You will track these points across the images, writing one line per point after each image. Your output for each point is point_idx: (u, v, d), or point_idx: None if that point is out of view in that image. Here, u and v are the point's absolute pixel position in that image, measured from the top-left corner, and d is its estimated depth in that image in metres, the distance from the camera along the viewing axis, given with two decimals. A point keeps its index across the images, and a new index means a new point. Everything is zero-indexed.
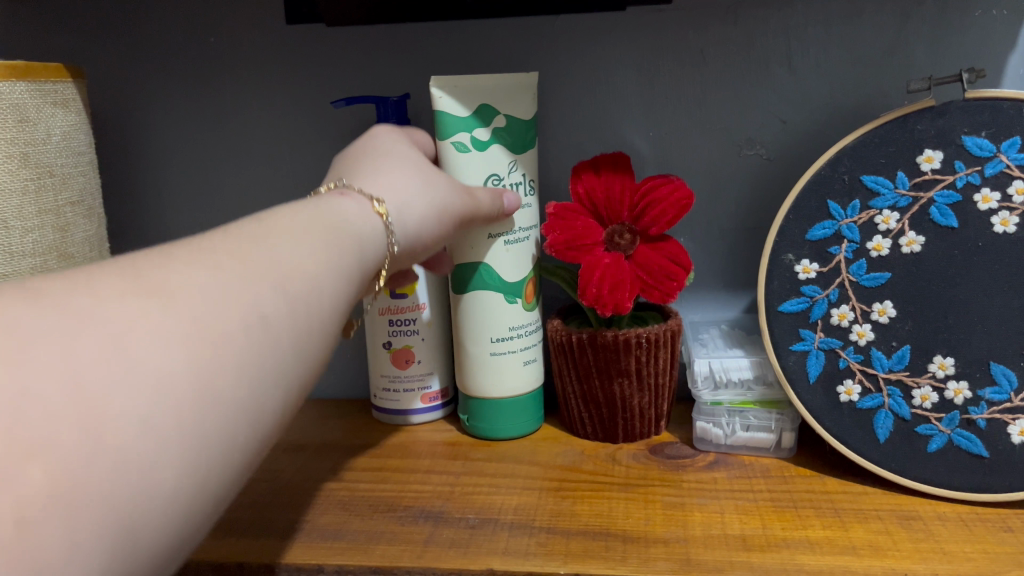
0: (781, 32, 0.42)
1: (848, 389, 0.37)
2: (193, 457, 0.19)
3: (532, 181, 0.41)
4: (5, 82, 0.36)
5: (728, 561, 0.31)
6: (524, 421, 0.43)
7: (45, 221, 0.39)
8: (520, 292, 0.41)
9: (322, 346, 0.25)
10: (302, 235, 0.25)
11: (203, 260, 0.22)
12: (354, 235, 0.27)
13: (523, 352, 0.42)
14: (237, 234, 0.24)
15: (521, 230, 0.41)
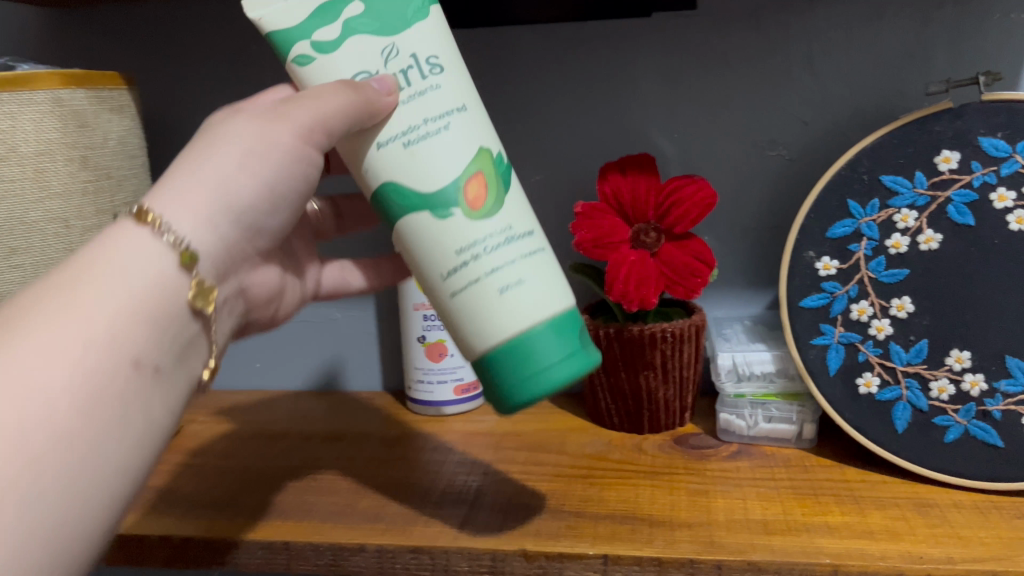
0: (802, 37, 0.44)
1: (867, 381, 0.39)
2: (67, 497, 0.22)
3: (434, 57, 0.28)
4: (65, 89, 0.39)
5: (749, 544, 0.33)
6: (541, 373, 0.27)
7: (102, 220, 0.41)
8: (452, 198, 0.28)
9: (151, 402, 0.24)
10: (91, 297, 0.23)
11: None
12: (144, 284, 0.24)
13: (492, 276, 0.28)
14: (15, 313, 0.23)
15: (424, 122, 0.28)
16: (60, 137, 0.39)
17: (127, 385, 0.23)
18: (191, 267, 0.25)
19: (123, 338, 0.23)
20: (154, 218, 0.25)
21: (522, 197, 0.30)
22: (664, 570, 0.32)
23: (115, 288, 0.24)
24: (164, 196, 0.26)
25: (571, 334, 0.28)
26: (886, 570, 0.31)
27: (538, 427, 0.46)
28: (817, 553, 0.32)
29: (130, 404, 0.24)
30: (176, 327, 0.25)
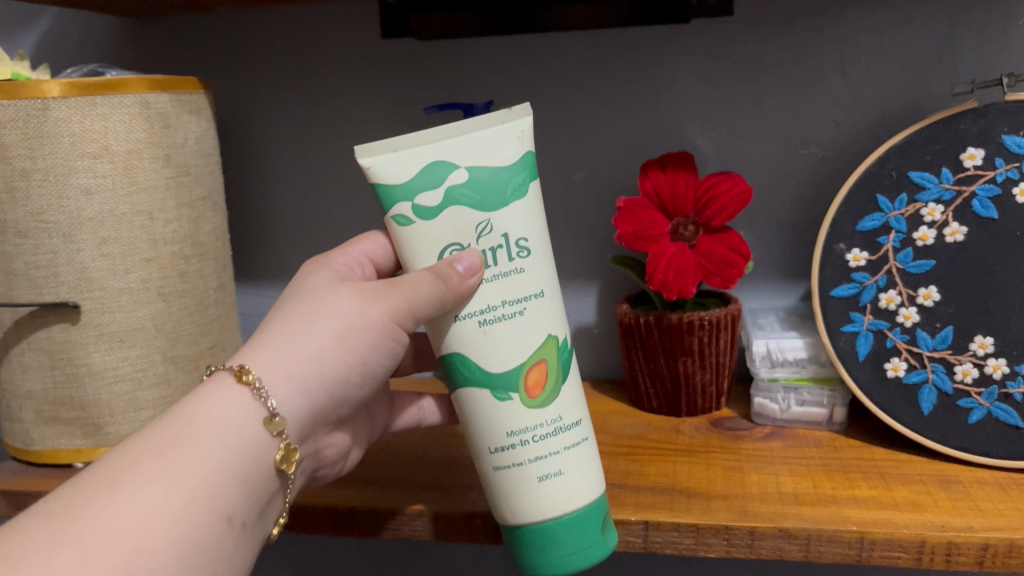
0: (835, 41, 0.46)
1: (894, 365, 0.41)
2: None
3: (523, 241, 0.32)
4: (151, 93, 0.42)
5: (781, 513, 0.35)
6: (562, 556, 0.32)
7: (182, 213, 0.44)
8: (512, 384, 0.32)
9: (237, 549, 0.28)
10: (193, 455, 0.27)
11: (89, 511, 0.25)
12: (239, 449, 0.28)
13: (533, 464, 0.32)
14: (121, 465, 0.26)
15: (503, 304, 0.32)
16: (146, 137, 0.42)
17: (224, 534, 0.27)
18: (277, 433, 0.30)
19: (222, 493, 0.27)
20: (252, 379, 0.29)
21: (577, 385, 0.34)
22: (701, 535, 0.35)
23: (217, 453, 0.28)
24: (262, 361, 0.30)
25: (596, 526, 0.33)
26: (910, 537, 0.33)
27: None
28: (845, 521, 0.34)
29: (225, 551, 0.27)
30: (260, 483, 0.29)
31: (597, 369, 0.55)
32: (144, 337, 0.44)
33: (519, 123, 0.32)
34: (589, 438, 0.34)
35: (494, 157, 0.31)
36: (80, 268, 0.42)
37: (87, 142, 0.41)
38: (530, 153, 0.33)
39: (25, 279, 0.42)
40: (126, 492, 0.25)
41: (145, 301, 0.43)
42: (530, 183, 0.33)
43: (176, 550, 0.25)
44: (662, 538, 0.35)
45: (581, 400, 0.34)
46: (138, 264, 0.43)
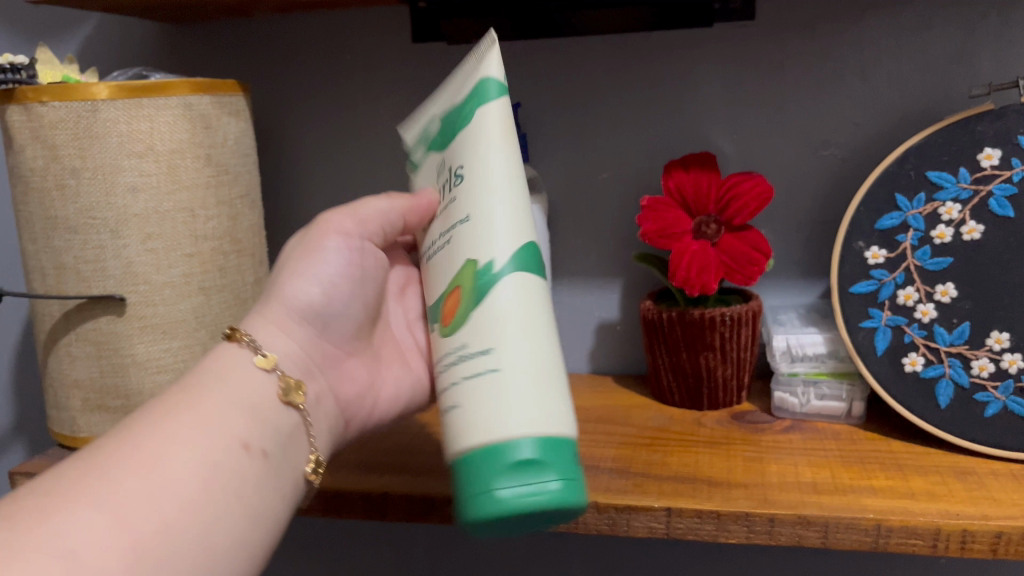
0: (854, 46, 0.47)
1: (912, 360, 0.42)
2: (212, 509, 0.28)
3: (459, 167, 0.34)
4: (194, 95, 0.44)
5: (800, 501, 0.36)
6: (469, 496, 0.28)
7: (222, 211, 0.46)
8: (438, 313, 0.34)
9: (267, 475, 0.31)
10: (202, 396, 0.31)
11: (117, 443, 0.28)
12: (245, 386, 0.32)
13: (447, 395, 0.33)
14: (144, 413, 0.30)
15: (443, 235, 0.35)
16: (189, 137, 0.44)
17: (250, 461, 0.30)
18: (273, 369, 0.34)
19: (232, 421, 0.31)
20: (241, 335, 0.34)
21: (494, 307, 0.30)
22: (722, 522, 0.36)
23: (222, 389, 0.32)
24: (256, 318, 0.35)
25: (500, 462, 0.28)
26: (925, 525, 0.34)
27: (606, 404, 0.50)
28: (862, 509, 0.35)
29: (252, 480, 0.30)
30: (274, 415, 0.33)
31: (620, 364, 0.56)
32: (185, 329, 0.46)
33: (485, 52, 0.34)
34: (500, 367, 0.29)
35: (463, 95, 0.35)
36: (126, 263, 0.44)
37: (133, 142, 0.43)
38: (493, 79, 0.33)
39: (74, 272, 0.44)
40: (147, 426, 0.29)
41: (186, 295, 0.45)
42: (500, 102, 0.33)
43: (198, 474, 0.28)
44: (684, 524, 0.36)
45: (505, 320, 0.30)
46: (180, 259, 0.45)
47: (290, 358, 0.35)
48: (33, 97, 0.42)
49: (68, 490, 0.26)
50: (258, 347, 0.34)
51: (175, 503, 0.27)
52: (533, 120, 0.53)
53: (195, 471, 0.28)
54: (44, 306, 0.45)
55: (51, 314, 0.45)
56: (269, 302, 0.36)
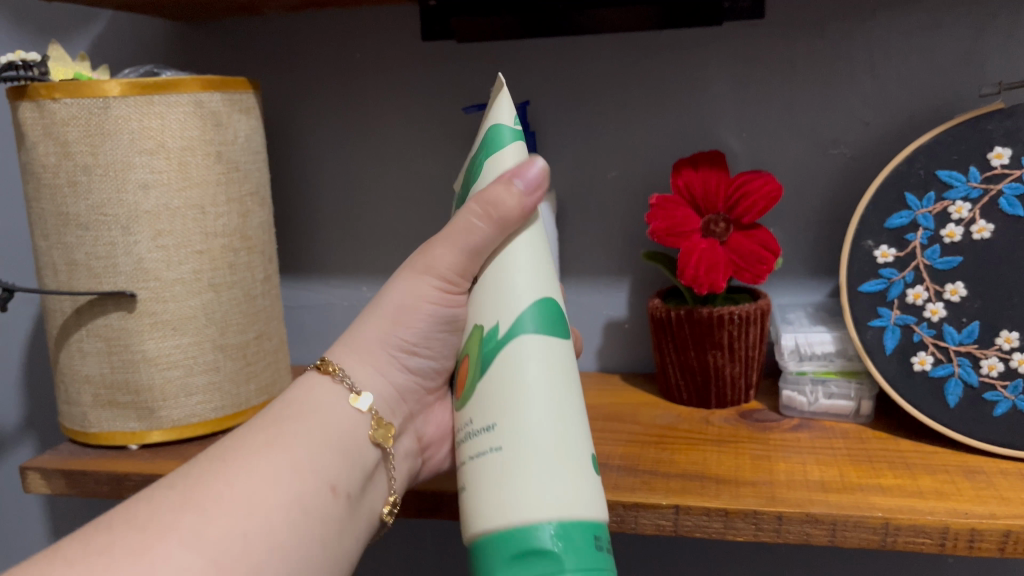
0: (864, 44, 0.47)
1: (921, 359, 0.42)
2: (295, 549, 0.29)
3: None
4: (204, 93, 0.44)
5: (808, 499, 0.37)
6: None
7: (232, 208, 0.46)
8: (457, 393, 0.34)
9: (347, 515, 0.32)
10: (293, 431, 0.31)
11: (210, 480, 0.29)
12: (334, 424, 0.32)
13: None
14: (236, 447, 0.30)
15: None
16: (200, 134, 0.44)
17: (334, 501, 0.31)
18: (367, 410, 0.34)
19: (322, 461, 0.31)
20: (332, 368, 0.34)
21: (501, 380, 0.30)
22: (730, 519, 0.36)
23: (315, 426, 0.32)
24: (345, 353, 0.35)
25: (512, 547, 0.28)
26: (934, 524, 0.34)
27: (613, 401, 0.50)
28: (870, 507, 0.35)
29: (334, 520, 0.31)
30: (360, 454, 0.33)
31: (628, 362, 0.56)
32: (195, 325, 0.46)
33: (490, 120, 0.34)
34: (502, 447, 0.29)
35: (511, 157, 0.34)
36: (137, 259, 0.44)
37: (145, 139, 0.43)
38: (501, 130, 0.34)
39: (85, 269, 0.44)
40: (240, 463, 0.29)
41: (196, 291, 0.46)
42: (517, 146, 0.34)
43: (288, 516, 0.29)
44: (692, 522, 0.37)
45: (506, 395, 0.30)
46: (191, 255, 0.45)
47: (386, 405, 0.35)
48: (45, 94, 0.42)
49: (164, 526, 0.27)
50: (354, 385, 0.34)
51: (263, 544, 0.28)
52: (542, 119, 0.53)
53: (285, 512, 0.29)
54: (55, 302, 0.46)
55: (62, 309, 0.46)
56: (363, 338, 0.35)
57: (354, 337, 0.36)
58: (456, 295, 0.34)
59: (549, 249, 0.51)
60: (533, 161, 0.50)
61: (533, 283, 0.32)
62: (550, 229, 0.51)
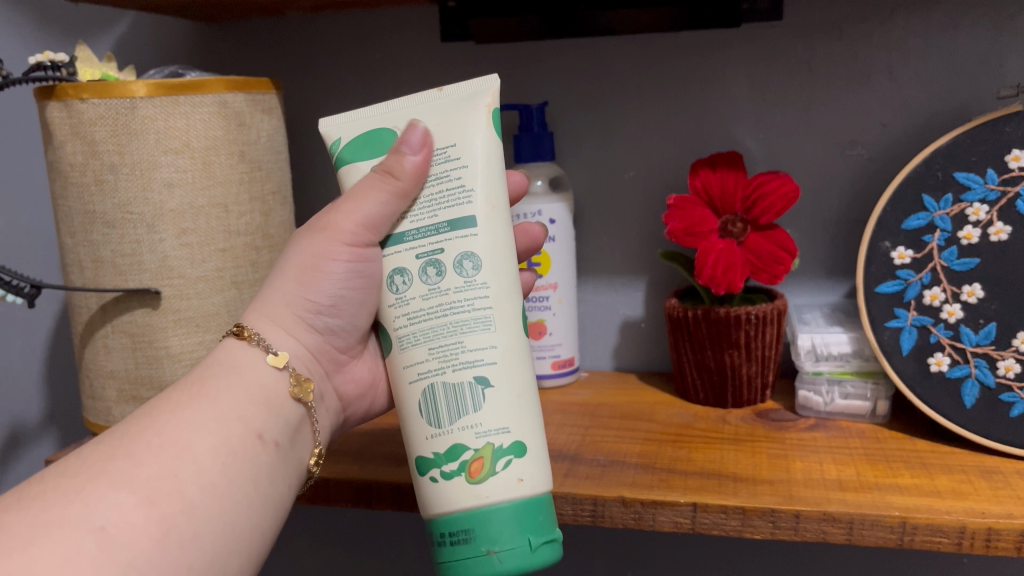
0: (882, 46, 0.47)
1: (938, 360, 0.42)
2: (230, 499, 0.30)
3: (436, 245, 0.34)
4: (228, 94, 0.45)
5: (826, 498, 0.37)
6: None
7: (255, 207, 0.47)
8: None
9: (277, 467, 0.33)
10: (216, 387, 0.32)
11: (139, 430, 0.30)
12: (255, 380, 0.34)
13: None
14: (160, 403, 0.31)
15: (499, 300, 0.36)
16: (224, 134, 0.45)
17: (262, 450, 0.32)
18: (284, 366, 0.35)
19: (246, 411, 0.32)
20: (249, 334, 0.35)
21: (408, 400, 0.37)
22: (748, 517, 0.36)
23: (238, 382, 0.33)
24: (258, 317, 0.35)
25: None
26: (951, 523, 0.34)
27: (632, 402, 0.50)
28: (888, 507, 0.36)
29: (264, 466, 0.32)
30: (286, 410, 0.34)
31: (643, 361, 0.56)
32: (218, 322, 0.46)
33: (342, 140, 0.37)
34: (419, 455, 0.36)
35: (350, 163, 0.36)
36: (162, 257, 0.45)
37: (170, 139, 0.44)
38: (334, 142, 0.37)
39: (112, 266, 0.45)
40: (165, 416, 0.30)
41: (219, 289, 0.46)
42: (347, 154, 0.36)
43: (216, 459, 0.30)
44: (709, 519, 0.37)
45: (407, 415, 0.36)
46: (214, 253, 0.46)
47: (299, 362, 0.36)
48: (74, 93, 0.43)
49: (97, 472, 0.28)
50: (270, 346, 0.35)
51: (197, 487, 0.29)
52: (561, 119, 0.53)
53: (214, 456, 0.30)
54: (81, 299, 0.46)
55: (88, 306, 0.46)
56: (277, 301, 0.35)
57: (266, 300, 0.36)
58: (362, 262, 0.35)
59: (566, 249, 0.51)
60: (552, 162, 0.51)
61: (386, 299, 0.35)
62: (568, 230, 0.51)
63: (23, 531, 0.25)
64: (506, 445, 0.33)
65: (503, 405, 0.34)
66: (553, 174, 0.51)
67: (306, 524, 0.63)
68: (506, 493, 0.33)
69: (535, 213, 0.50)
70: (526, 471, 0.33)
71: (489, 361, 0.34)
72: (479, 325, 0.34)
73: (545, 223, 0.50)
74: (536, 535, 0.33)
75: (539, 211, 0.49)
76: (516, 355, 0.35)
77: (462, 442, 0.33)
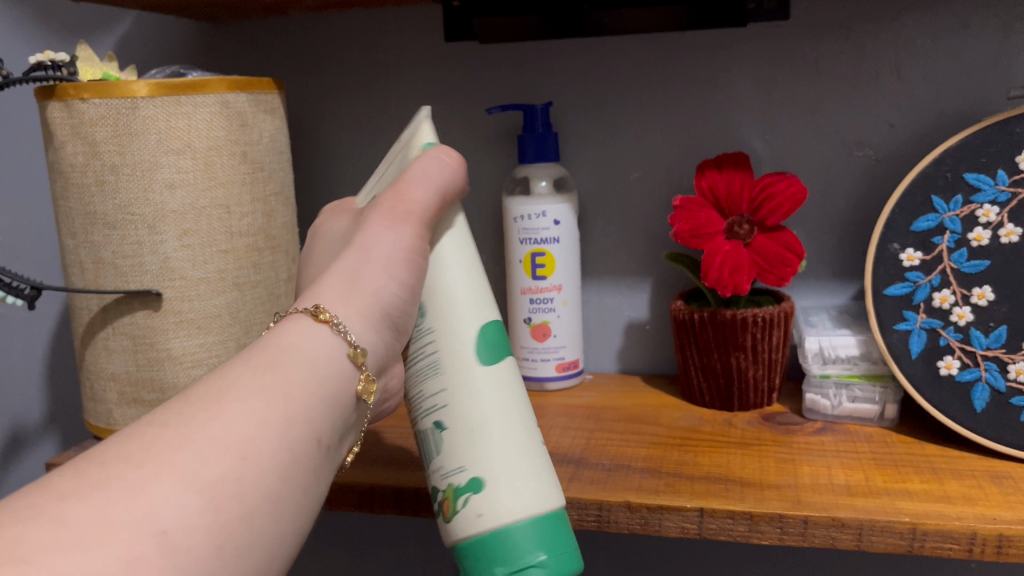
0: (891, 45, 0.47)
1: (948, 363, 0.42)
2: (284, 506, 0.27)
3: None
4: (230, 93, 0.44)
5: (834, 503, 0.36)
6: None
7: (256, 208, 0.47)
8: None
9: (326, 471, 0.29)
10: (291, 377, 0.28)
11: (207, 415, 0.26)
12: (329, 373, 0.30)
13: (542, 452, 0.35)
14: (220, 385, 0.27)
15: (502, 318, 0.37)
16: (226, 134, 0.45)
17: (318, 454, 0.28)
18: (358, 364, 0.31)
19: (315, 412, 0.28)
20: (328, 317, 0.31)
21: None
22: (755, 523, 0.36)
23: (311, 373, 0.29)
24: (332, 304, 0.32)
25: None
26: (961, 530, 0.34)
27: (636, 404, 0.50)
28: (897, 512, 0.35)
29: (318, 474, 0.28)
30: (347, 407, 0.31)
31: (648, 363, 0.56)
32: (219, 324, 0.46)
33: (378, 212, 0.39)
34: None
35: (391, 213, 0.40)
36: (163, 258, 0.44)
37: (171, 139, 0.43)
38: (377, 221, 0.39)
39: (112, 267, 0.45)
40: (232, 404, 0.27)
41: (220, 291, 0.46)
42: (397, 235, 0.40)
43: (281, 463, 0.26)
44: (716, 525, 0.36)
45: None
46: (215, 255, 0.45)
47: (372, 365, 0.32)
48: (74, 93, 0.42)
49: (159, 461, 0.24)
50: (350, 336, 0.31)
51: (257, 493, 0.25)
52: (566, 119, 0.53)
53: (278, 460, 0.26)
54: (82, 301, 0.46)
55: (89, 308, 0.46)
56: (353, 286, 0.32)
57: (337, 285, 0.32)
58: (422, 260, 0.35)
59: (570, 250, 0.51)
60: (555, 162, 0.50)
61: None
62: (572, 232, 0.51)
63: (83, 528, 0.22)
64: (464, 482, 0.33)
65: (457, 445, 0.34)
66: (557, 174, 0.51)
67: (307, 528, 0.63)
68: (467, 529, 0.33)
69: (539, 214, 0.49)
70: (485, 505, 0.32)
71: (442, 405, 0.34)
72: (431, 371, 0.35)
73: (550, 224, 0.49)
74: (501, 568, 0.32)
75: (544, 212, 0.49)
76: (471, 390, 0.34)
77: (438, 484, 0.35)
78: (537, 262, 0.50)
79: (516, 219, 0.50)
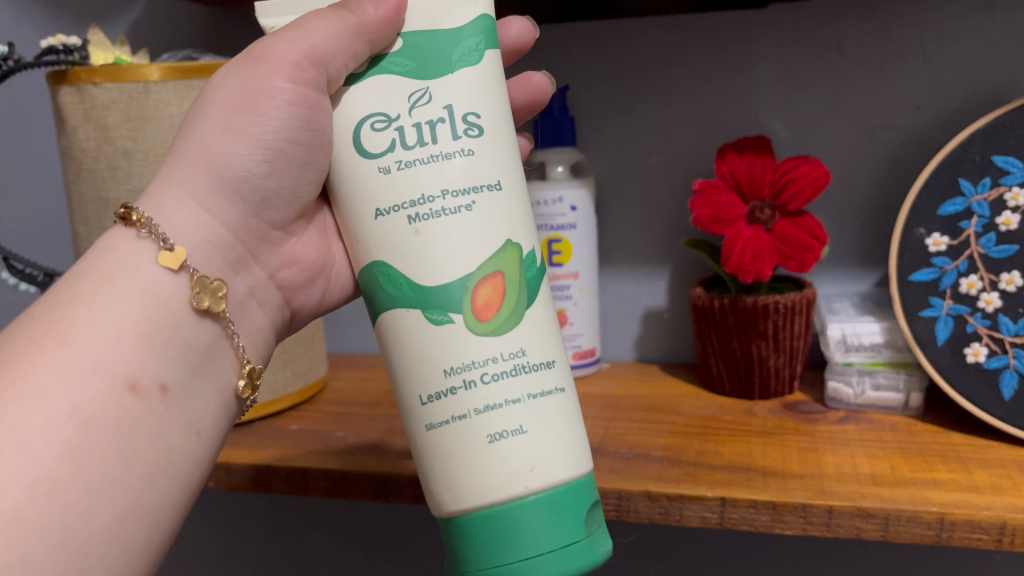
0: (916, 26, 0.46)
1: (975, 350, 0.41)
2: (101, 464, 0.26)
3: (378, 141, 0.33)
4: None
5: (859, 492, 0.36)
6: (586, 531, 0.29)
7: None
8: (455, 303, 0.29)
9: (167, 411, 0.29)
10: (91, 315, 0.28)
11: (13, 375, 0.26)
12: (147, 304, 0.29)
13: (481, 416, 0.29)
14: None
15: (440, 194, 0.29)
16: None
17: (141, 395, 0.28)
18: (181, 269, 0.30)
19: (110, 352, 0.27)
20: (137, 219, 0.30)
21: (547, 320, 0.31)
22: (778, 512, 0.35)
23: (120, 309, 0.28)
24: (166, 195, 0.31)
25: (588, 492, 0.30)
26: (991, 518, 0.33)
27: (654, 392, 0.49)
28: (924, 501, 0.34)
29: (148, 412, 0.28)
30: (186, 333, 0.30)
31: (667, 351, 0.55)
32: None
33: None
34: (564, 388, 0.31)
35: (449, 18, 0.31)
36: None
37: None
38: (483, 21, 0.32)
39: None
40: (33, 358, 0.27)
41: None
42: (482, 54, 0.31)
43: (79, 421, 0.26)
44: (739, 514, 0.36)
45: (552, 337, 0.31)
46: None
47: (211, 265, 0.32)
48: (86, 78, 0.42)
49: None
50: (163, 239, 0.30)
51: (53, 451, 0.25)
52: (583, 104, 0.52)
53: (75, 415, 0.26)
54: None
55: None
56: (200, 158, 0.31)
57: (185, 160, 0.31)
58: (308, 91, 0.30)
59: (587, 237, 0.50)
60: (573, 146, 0.50)
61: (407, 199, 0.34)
62: (590, 219, 0.50)
63: None
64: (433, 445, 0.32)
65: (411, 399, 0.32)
66: (575, 159, 0.50)
67: (323, 518, 0.63)
68: None
69: (556, 200, 0.48)
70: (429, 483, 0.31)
71: None
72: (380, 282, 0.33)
73: (567, 210, 0.49)
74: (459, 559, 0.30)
75: (561, 197, 0.48)
76: (386, 336, 0.31)
77: None
78: (552, 249, 0.49)
79: (532, 205, 0.49)
